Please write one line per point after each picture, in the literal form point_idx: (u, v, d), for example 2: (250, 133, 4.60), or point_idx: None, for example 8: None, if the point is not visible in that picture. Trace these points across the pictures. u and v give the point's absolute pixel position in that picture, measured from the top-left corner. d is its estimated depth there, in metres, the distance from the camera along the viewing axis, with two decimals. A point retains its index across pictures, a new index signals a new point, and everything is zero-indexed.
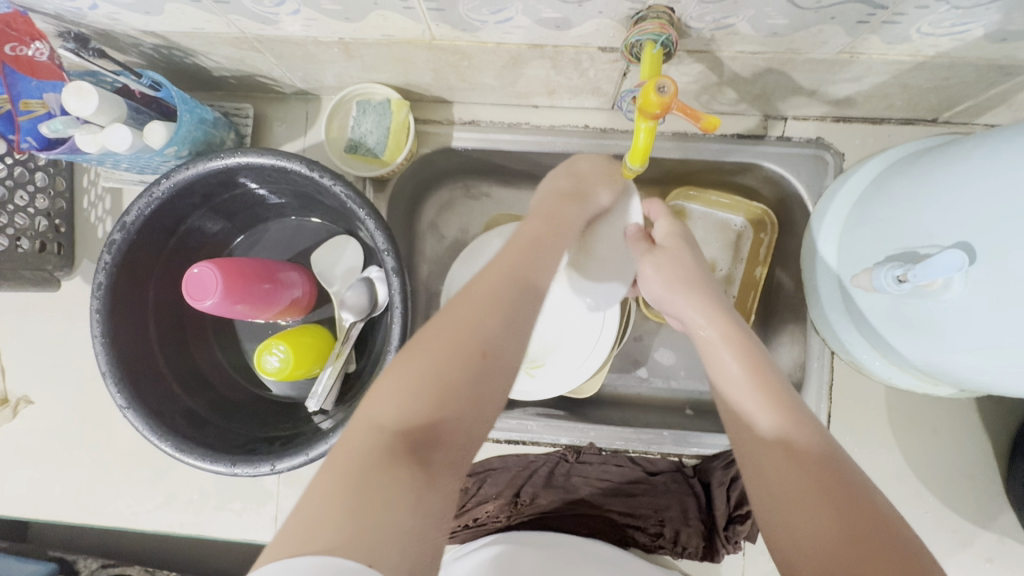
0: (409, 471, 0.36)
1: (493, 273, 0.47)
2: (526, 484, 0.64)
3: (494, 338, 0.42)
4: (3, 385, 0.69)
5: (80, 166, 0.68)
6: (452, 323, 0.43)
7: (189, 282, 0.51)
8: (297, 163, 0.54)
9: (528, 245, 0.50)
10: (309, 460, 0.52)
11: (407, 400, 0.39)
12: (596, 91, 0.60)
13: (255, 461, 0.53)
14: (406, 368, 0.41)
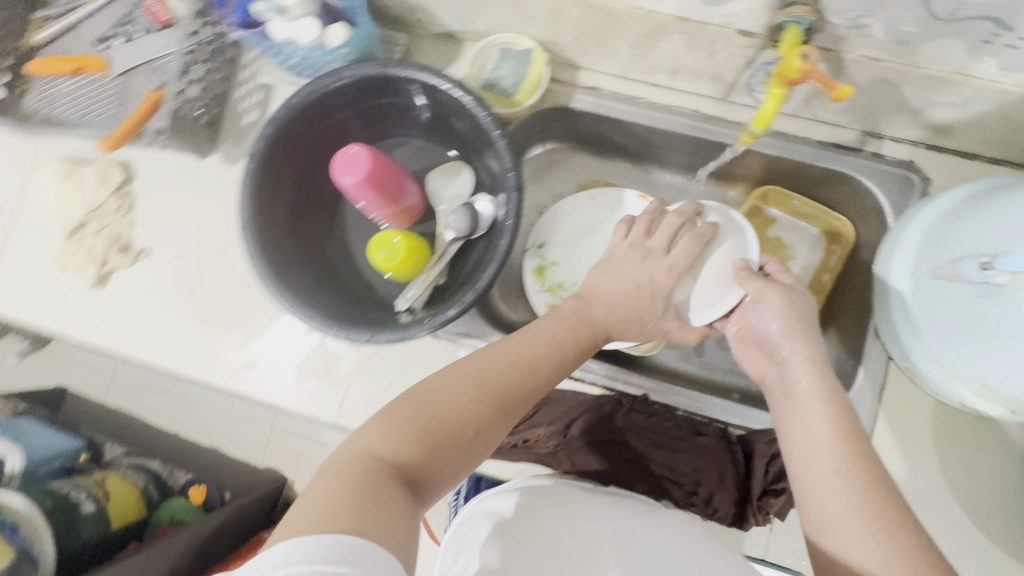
0: (400, 498, 0.40)
1: (490, 357, 0.51)
2: (579, 418, 0.68)
3: (480, 405, 0.47)
4: (129, 235, 0.77)
5: (241, 61, 0.77)
6: (444, 388, 0.47)
7: (342, 155, 0.59)
8: (447, 83, 0.61)
9: (557, 327, 0.55)
10: (397, 337, 0.60)
11: (396, 438, 0.44)
12: (716, 77, 0.67)
13: (355, 330, 0.61)
14: (400, 417, 0.45)
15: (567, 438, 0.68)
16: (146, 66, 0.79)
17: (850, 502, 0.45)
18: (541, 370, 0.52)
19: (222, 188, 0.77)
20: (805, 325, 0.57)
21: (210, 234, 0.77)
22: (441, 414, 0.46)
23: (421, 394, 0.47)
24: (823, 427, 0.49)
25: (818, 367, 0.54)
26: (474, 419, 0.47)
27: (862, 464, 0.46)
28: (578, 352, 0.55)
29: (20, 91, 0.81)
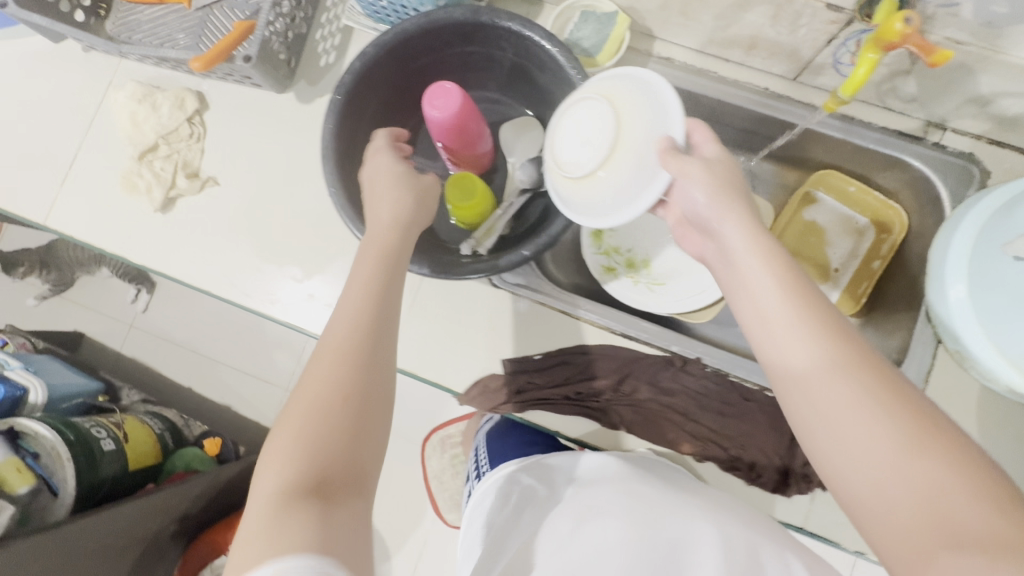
0: (306, 509, 0.41)
1: (353, 315, 0.53)
2: (631, 375, 0.70)
3: (359, 376, 0.49)
4: (198, 163, 0.78)
5: (322, 3, 0.79)
6: (327, 377, 0.49)
7: (439, 88, 0.61)
8: (537, 34, 0.63)
9: (370, 265, 0.56)
10: (458, 271, 0.61)
11: (290, 465, 0.44)
12: (792, 54, 0.69)
13: (421, 262, 0.62)
14: (297, 426, 0.46)
15: (619, 392, 0.69)
16: (229, 1, 0.81)
17: (883, 432, 0.37)
18: (340, 322, 0.52)
19: (293, 125, 0.79)
20: (733, 190, 0.52)
21: (277, 169, 0.78)
22: (334, 387, 0.48)
23: (304, 394, 0.49)
24: (818, 356, 0.42)
25: (794, 279, 0.46)
26: (343, 397, 0.48)
27: (818, 344, 0.42)
28: (393, 279, 0.56)
29: (101, 16, 0.82)
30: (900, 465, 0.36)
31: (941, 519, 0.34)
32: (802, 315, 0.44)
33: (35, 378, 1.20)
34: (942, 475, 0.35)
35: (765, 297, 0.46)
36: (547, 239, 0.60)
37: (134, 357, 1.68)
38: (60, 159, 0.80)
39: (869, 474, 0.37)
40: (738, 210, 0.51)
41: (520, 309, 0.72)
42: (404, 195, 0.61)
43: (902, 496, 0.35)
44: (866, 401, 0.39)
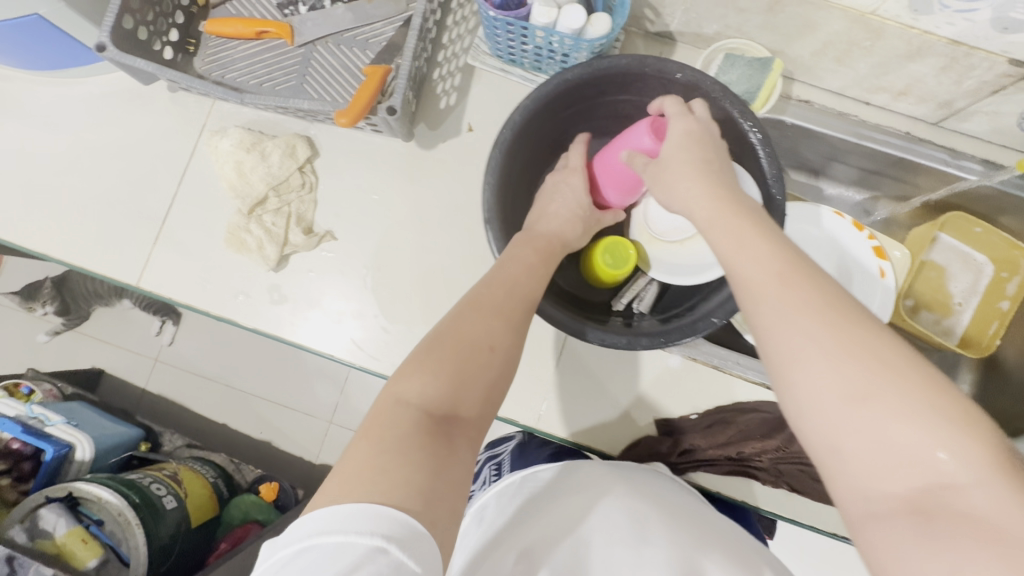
0: (434, 437, 0.41)
1: (490, 295, 0.50)
2: (793, 433, 0.68)
3: (494, 334, 0.48)
4: (312, 217, 0.72)
5: (441, 42, 0.74)
6: (473, 325, 0.48)
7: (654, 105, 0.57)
8: (711, 84, 0.59)
9: (533, 253, 0.56)
10: (632, 342, 0.58)
11: (431, 378, 0.44)
12: (946, 101, 0.68)
13: (592, 330, 0.59)
14: (432, 357, 0.45)
15: (782, 451, 0.68)
16: (335, 37, 0.75)
17: (832, 383, 0.36)
18: (506, 315, 0.49)
19: (415, 172, 0.73)
20: (699, 159, 0.51)
21: (398, 220, 0.73)
22: (469, 347, 0.46)
23: (438, 336, 0.47)
24: (781, 298, 0.39)
25: (777, 244, 0.43)
26: (488, 375, 0.47)
27: (791, 273, 0.40)
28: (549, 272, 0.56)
29: (190, 51, 0.75)
30: (888, 435, 0.34)
31: (895, 459, 0.34)
32: (794, 285, 0.39)
33: (79, 432, 1.11)
34: (923, 444, 0.33)
35: (745, 265, 0.42)
36: (734, 296, 0.57)
37: (160, 394, 1.57)
38: (153, 212, 0.73)
39: (820, 421, 0.37)
40: (703, 182, 0.49)
41: (673, 365, 0.69)
42: (574, 220, 0.63)
43: (880, 464, 0.34)
44: (827, 344, 0.37)
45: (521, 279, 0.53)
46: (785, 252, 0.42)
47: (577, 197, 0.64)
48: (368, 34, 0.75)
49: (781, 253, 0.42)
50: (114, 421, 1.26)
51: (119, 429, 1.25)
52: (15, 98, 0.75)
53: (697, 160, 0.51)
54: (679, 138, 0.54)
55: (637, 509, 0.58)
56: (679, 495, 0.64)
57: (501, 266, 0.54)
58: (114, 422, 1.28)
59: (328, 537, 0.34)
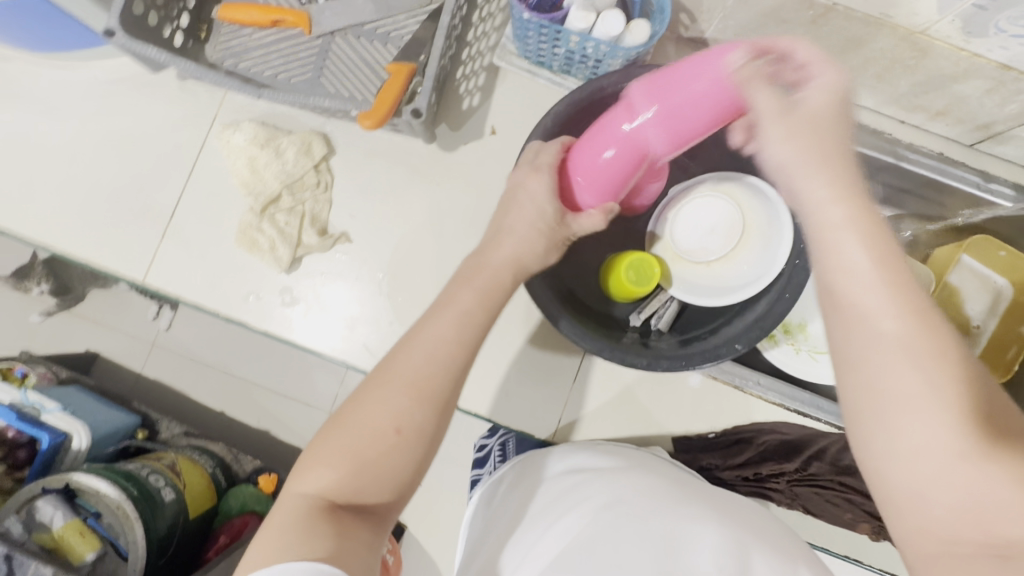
0: (338, 519, 0.45)
1: (398, 362, 0.49)
2: (812, 455, 0.67)
3: (405, 416, 0.47)
4: (326, 217, 0.70)
5: (466, 39, 0.71)
6: (384, 406, 0.47)
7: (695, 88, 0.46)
8: None
9: (470, 301, 0.51)
10: (650, 365, 0.57)
11: (336, 467, 0.47)
12: (984, 124, 0.66)
13: (612, 348, 0.57)
14: (331, 444, 0.47)
15: (800, 474, 0.67)
16: (354, 29, 0.71)
17: (936, 435, 0.35)
18: (417, 390, 0.48)
19: (434, 175, 0.71)
20: (829, 158, 0.40)
21: (416, 224, 0.70)
22: (374, 428, 0.47)
23: (348, 412, 0.49)
24: (897, 340, 0.37)
25: (893, 265, 0.38)
26: (398, 450, 0.47)
27: (914, 315, 0.37)
28: (487, 320, 0.52)
29: (201, 38, 0.71)
30: (947, 467, 0.35)
31: (981, 517, 0.35)
32: (901, 315, 0.37)
33: (76, 420, 1.08)
34: (1001, 486, 0.34)
35: (860, 292, 0.38)
36: (756, 327, 0.56)
37: (157, 379, 1.55)
38: (160, 207, 0.70)
39: (908, 468, 0.37)
40: (821, 174, 0.40)
41: (693, 384, 0.69)
42: (537, 245, 0.54)
43: (961, 504, 0.35)
44: (934, 397, 0.36)
45: (438, 339, 0.49)
46: (904, 281, 0.38)
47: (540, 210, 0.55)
48: (389, 26, 0.71)
49: (903, 283, 0.38)
50: (109, 407, 1.25)
51: (116, 417, 1.23)
52: (16, 80, 0.72)
53: (824, 146, 0.40)
54: (785, 128, 0.41)
55: (622, 478, 0.58)
56: (688, 474, 0.63)
57: (425, 319, 0.51)
58: (112, 409, 1.26)
59: None
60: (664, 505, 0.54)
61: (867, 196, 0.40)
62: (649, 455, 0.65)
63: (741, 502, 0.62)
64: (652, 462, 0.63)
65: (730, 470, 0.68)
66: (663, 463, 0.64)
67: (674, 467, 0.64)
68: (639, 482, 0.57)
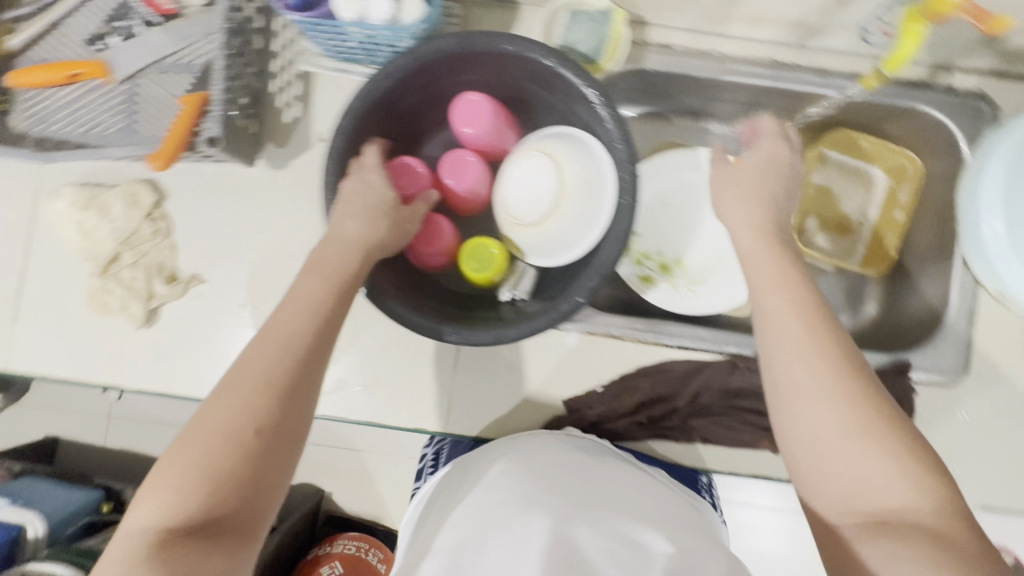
0: (187, 544, 0.40)
1: (247, 359, 0.47)
2: (698, 387, 0.68)
3: (259, 412, 0.45)
4: (172, 263, 0.68)
5: (272, 50, 0.69)
6: (232, 409, 0.45)
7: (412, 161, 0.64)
8: (539, 53, 0.55)
9: (315, 286, 0.51)
10: (495, 340, 0.55)
11: (175, 486, 0.42)
12: (799, 21, 0.65)
13: (461, 331, 0.55)
14: (170, 465, 0.43)
15: (689, 407, 0.68)
16: (155, 66, 0.69)
17: (835, 419, 0.46)
18: (268, 386, 0.46)
19: (272, 197, 0.69)
20: (760, 192, 0.58)
21: (266, 249, 0.69)
22: (230, 432, 0.44)
23: (187, 433, 0.44)
24: (798, 328, 0.49)
25: (798, 294, 0.51)
26: (251, 447, 0.44)
27: (806, 318, 0.50)
28: (335, 310, 0.50)
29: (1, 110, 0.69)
30: (863, 472, 0.44)
31: (862, 496, 0.44)
32: (809, 332, 0.49)
33: (28, 510, 1.08)
34: (871, 460, 0.44)
35: (766, 311, 0.51)
36: (596, 275, 0.55)
37: (122, 448, 1.55)
38: (4, 290, 0.68)
39: (814, 453, 0.46)
40: (754, 233, 0.56)
41: (570, 343, 0.69)
42: (373, 221, 0.55)
43: (849, 489, 0.45)
44: (827, 389, 0.47)
45: (287, 329, 0.48)
46: (807, 292, 0.51)
47: (374, 185, 0.56)
48: (190, 55, 0.69)
49: (798, 297, 0.51)
50: (68, 488, 1.25)
51: (76, 495, 1.23)
52: None
53: (758, 192, 0.58)
54: (761, 158, 0.60)
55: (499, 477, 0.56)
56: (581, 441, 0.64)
57: (283, 304, 0.50)
58: (73, 489, 1.26)
59: None
60: (521, 506, 0.50)
61: (784, 241, 0.56)
62: (541, 439, 0.64)
63: (643, 482, 0.59)
64: (539, 445, 0.62)
65: (623, 420, 0.68)
66: (549, 450, 0.61)
67: (561, 446, 0.62)
68: (518, 467, 0.57)
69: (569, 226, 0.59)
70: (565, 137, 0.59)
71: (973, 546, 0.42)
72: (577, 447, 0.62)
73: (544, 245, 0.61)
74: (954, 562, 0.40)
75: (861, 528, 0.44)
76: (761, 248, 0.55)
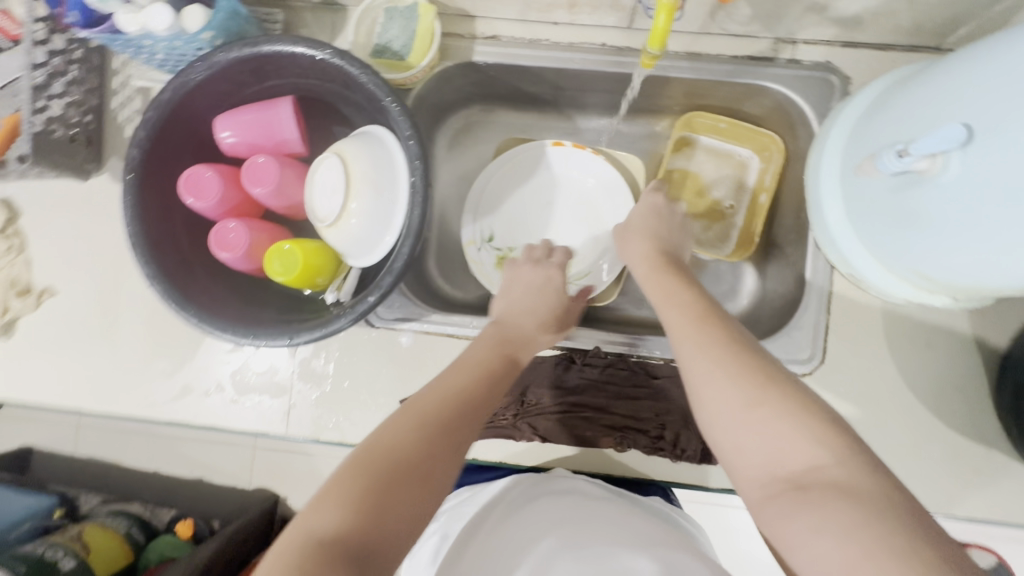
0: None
1: (415, 403, 0.48)
2: (533, 384, 0.68)
3: (438, 464, 0.43)
4: (26, 277, 0.71)
5: (112, 67, 0.71)
6: (405, 446, 0.44)
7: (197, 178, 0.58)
8: (328, 53, 0.57)
9: (491, 356, 0.55)
10: (289, 345, 0.57)
11: (346, 509, 0.39)
12: (616, 4, 0.63)
13: (269, 335, 0.57)
14: (351, 481, 0.41)
15: (524, 405, 0.67)
16: None
17: (730, 395, 0.45)
18: (458, 434, 0.46)
19: (117, 211, 0.71)
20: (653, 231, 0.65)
21: (114, 260, 0.72)
22: (410, 468, 0.42)
23: (364, 458, 0.43)
24: (688, 318, 0.52)
25: (682, 296, 0.55)
26: (418, 490, 0.42)
27: (682, 304, 0.54)
28: (500, 382, 0.53)
29: None
30: (777, 442, 0.41)
31: (774, 463, 0.41)
32: (697, 323, 0.51)
33: None
34: (777, 423, 0.42)
35: (665, 312, 0.54)
36: (389, 274, 0.56)
37: None
38: None
39: (733, 441, 0.44)
40: (652, 262, 0.61)
41: (405, 345, 0.69)
42: (545, 331, 0.62)
43: (765, 461, 0.42)
44: (724, 367, 0.46)
45: (456, 386, 0.50)
46: (692, 289, 0.56)
47: (554, 283, 0.65)
48: None
49: (691, 290, 0.56)
50: None
51: None
52: None
53: (649, 228, 0.65)
54: (643, 209, 0.67)
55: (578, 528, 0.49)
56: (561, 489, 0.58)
57: (458, 362, 0.55)
58: None
59: None
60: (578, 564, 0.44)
61: (676, 262, 0.62)
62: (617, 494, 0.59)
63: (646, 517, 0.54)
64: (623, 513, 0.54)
65: None
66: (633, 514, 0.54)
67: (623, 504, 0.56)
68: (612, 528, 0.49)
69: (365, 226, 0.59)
70: (370, 138, 0.61)
71: (890, 490, 0.36)
72: (581, 494, 0.57)
73: (356, 243, 0.61)
74: (880, 515, 0.34)
75: (784, 497, 0.39)
76: (652, 269, 0.61)
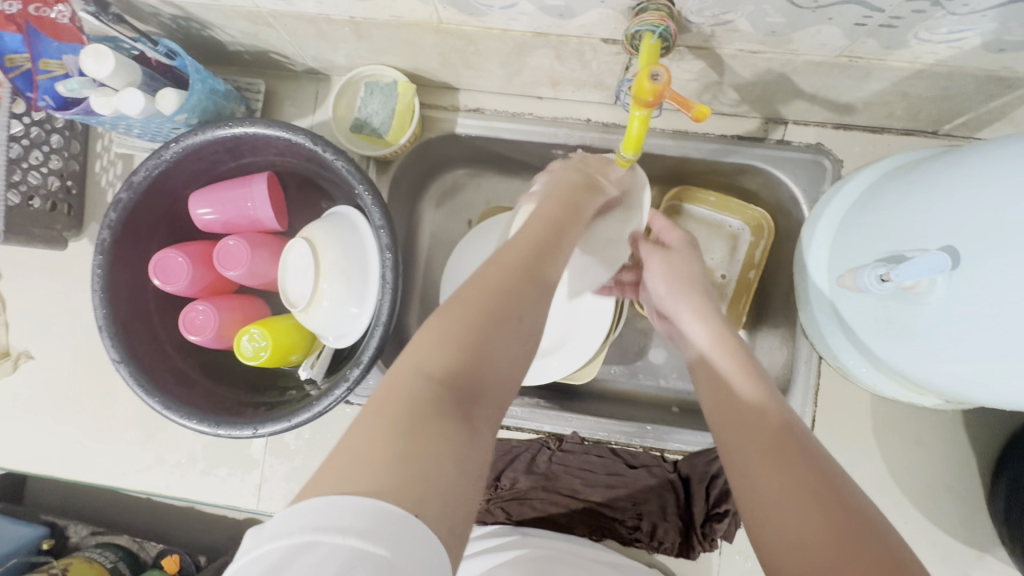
0: (454, 429, 0.33)
1: (503, 255, 0.43)
2: (508, 468, 0.65)
3: (522, 304, 0.40)
4: (4, 339, 0.71)
5: (95, 131, 0.71)
6: (490, 293, 0.39)
7: (166, 261, 0.57)
8: (302, 137, 0.56)
9: (552, 207, 0.50)
10: (255, 435, 0.55)
11: (447, 354, 0.36)
12: (599, 84, 0.62)
13: (238, 424, 0.55)
14: (446, 325, 0.37)
15: (498, 489, 0.66)
16: None
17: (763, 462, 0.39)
18: (522, 276, 0.41)
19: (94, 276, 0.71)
20: (693, 283, 0.57)
21: (91, 325, 0.71)
22: (494, 313, 0.38)
23: (450, 316, 0.38)
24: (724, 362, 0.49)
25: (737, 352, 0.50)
26: (497, 342, 0.38)
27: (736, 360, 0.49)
28: (574, 218, 0.49)
29: None
30: (795, 524, 0.34)
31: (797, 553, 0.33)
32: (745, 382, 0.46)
33: None
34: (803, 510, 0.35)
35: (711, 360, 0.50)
36: (355, 365, 0.54)
37: None
38: None
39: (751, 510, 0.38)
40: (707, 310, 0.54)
41: None
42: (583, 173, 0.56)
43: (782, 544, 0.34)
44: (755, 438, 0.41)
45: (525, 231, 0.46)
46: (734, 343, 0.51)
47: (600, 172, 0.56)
48: None
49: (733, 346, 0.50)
50: None
51: None
52: None
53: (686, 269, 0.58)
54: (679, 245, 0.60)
55: None
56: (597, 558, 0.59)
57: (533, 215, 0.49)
58: None
59: (320, 535, 0.27)
60: None
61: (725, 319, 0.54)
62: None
63: None
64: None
65: None
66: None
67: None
68: None
69: (336, 312, 0.58)
70: (341, 223, 0.60)
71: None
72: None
73: (330, 325, 0.59)
74: None
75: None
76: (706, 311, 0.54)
